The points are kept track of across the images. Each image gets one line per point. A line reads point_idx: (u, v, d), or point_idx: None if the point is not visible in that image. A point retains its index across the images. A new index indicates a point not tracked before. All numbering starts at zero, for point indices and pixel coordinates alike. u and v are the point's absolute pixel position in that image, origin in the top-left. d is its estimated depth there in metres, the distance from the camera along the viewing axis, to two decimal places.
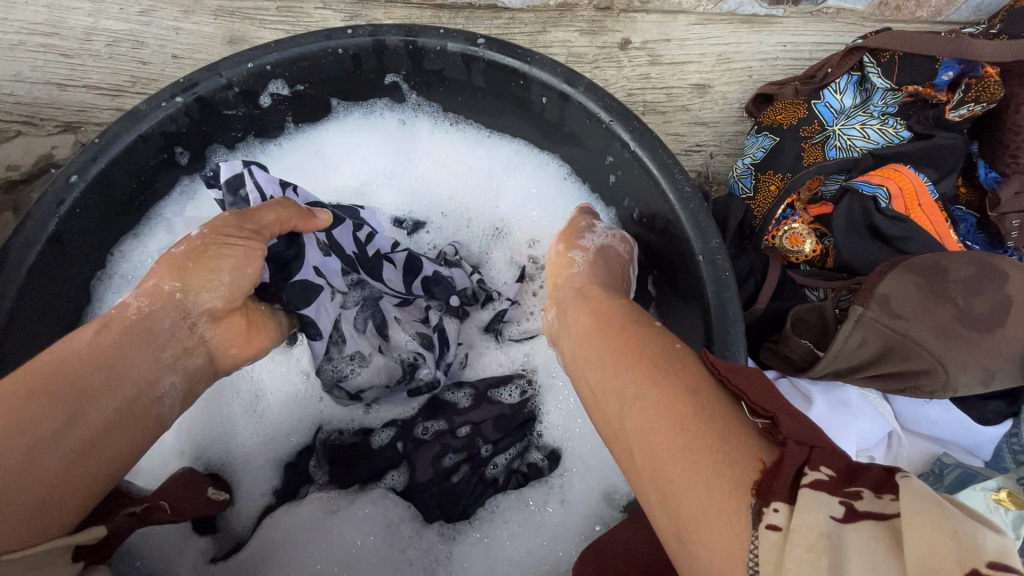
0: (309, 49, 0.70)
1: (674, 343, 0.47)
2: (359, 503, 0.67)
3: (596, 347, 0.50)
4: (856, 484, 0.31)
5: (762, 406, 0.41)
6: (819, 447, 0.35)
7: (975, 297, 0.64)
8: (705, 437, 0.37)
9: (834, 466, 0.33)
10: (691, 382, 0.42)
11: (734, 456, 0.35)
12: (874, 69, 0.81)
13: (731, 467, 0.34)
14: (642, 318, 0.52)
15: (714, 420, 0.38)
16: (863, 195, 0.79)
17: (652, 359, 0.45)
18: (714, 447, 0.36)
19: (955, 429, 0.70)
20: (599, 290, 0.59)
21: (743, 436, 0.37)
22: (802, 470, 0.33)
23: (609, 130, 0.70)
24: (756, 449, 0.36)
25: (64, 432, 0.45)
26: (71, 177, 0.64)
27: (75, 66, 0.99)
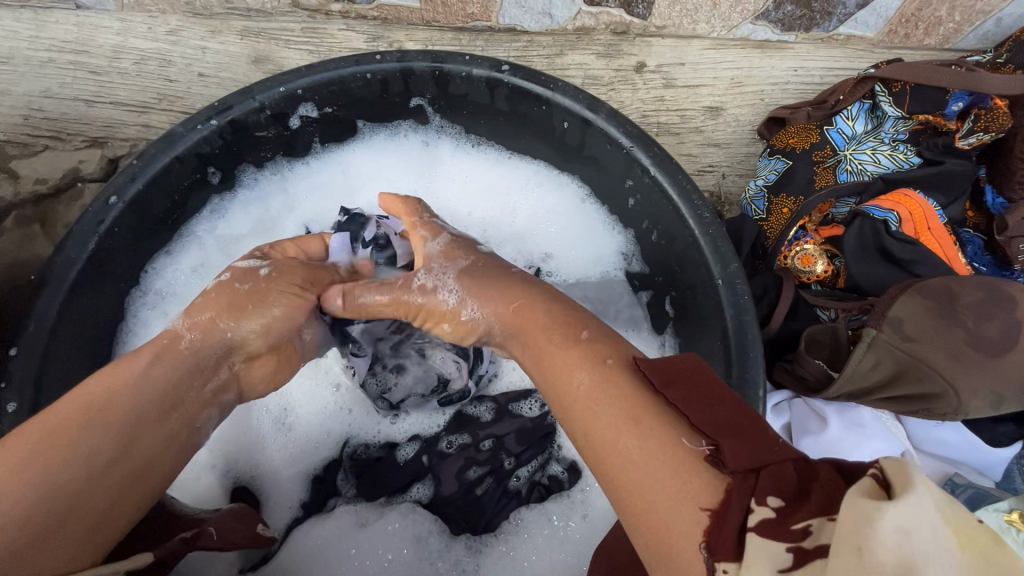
0: (339, 73, 0.72)
1: (606, 361, 0.43)
2: (388, 518, 0.68)
3: (545, 368, 0.46)
4: (800, 518, 0.29)
5: (706, 423, 0.36)
6: (765, 468, 0.32)
7: (985, 321, 0.66)
8: (657, 477, 0.35)
9: (781, 494, 0.31)
10: (633, 409, 0.39)
11: (685, 493, 0.34)
12: (886, 98, 0.85)
13: (684, 509, 0.33)
14: (570, 331, 0.47)
15: (663, 451, 0.36)
16: (873, 219, 0.81)
17: (601, 381, 0.42)
18: (670, 485, 0.35)
19: (967, 450, 0.72)
20: (524, 306, 0.52)
21: (694, 468, 0.35)
22: (749, 510, 0.31)
23: (629, 155, 0.72)
24: (707, 486, 0.34)
25: (114, 465, 0.46)
26: (111, 198, 0.66)
27: (104, 83, 1.01)
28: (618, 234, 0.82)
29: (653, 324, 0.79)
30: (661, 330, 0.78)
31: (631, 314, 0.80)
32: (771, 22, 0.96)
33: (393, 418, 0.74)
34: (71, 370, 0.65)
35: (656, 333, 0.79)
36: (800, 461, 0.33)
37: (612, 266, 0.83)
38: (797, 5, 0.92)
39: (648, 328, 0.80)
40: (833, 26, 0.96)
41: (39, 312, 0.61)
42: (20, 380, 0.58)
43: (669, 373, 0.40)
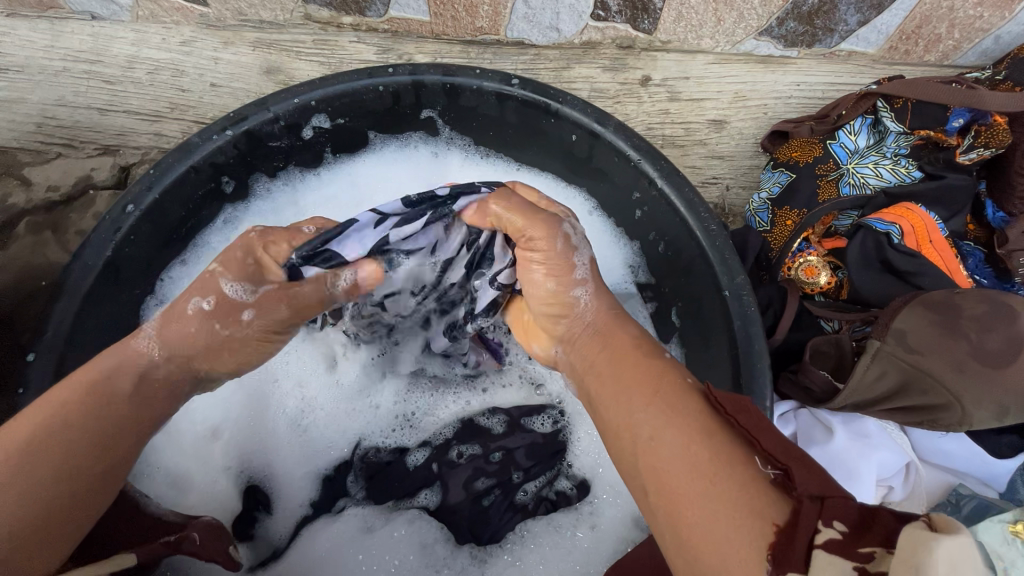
0: (352, 85, 0.74)
1: (682, 378, 0.46)
2: (395, 524, 0.70)
3: (614, 381, 0.48)
4: (869, 544, 0.31)
5: (775, 450, 0.39)
6: (829, 498, 0.34)
7: (988, 333, 0.67)
8: (720, 485, 0.37)
9: (846, 520, 0.33)
10: (703, 423, 0.41)
11: (754, 508, 0.35)
12: (888, 113, 0.87)
13: (748, 524, 0.35)
14: (649, 349, 0.50)
15: (733, 464, 0.38)
16: (876, 231, 0.82)
17: (673, 394, 0.44)
18: (736, 499, 0.36)
19: (970, 461, 0.73)
20: (607, 323, 0.54)
21: (761, 488, 0.36)
22: (816, 530, 0.33)
23: (637, 168, 0.73)
24: (774, 503, 0.36)
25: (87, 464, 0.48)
26: (128, 205, 0.68)
27: (117, 92, 1.02)
28: (626, 245, 0.83)
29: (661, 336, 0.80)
30: (667, 341, 0.79)
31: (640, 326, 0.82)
32: (774, 38, 0.96)
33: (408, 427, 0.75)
34: None
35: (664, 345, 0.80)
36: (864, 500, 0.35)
37: (620, 278, 0.84)
38: (800, 22, 0.93)
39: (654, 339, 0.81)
40: (835, 42, 0.97)
41: (57, 317, 0.63)
42: (36, 386, 0.60)
43: (734, 402, 0.43)
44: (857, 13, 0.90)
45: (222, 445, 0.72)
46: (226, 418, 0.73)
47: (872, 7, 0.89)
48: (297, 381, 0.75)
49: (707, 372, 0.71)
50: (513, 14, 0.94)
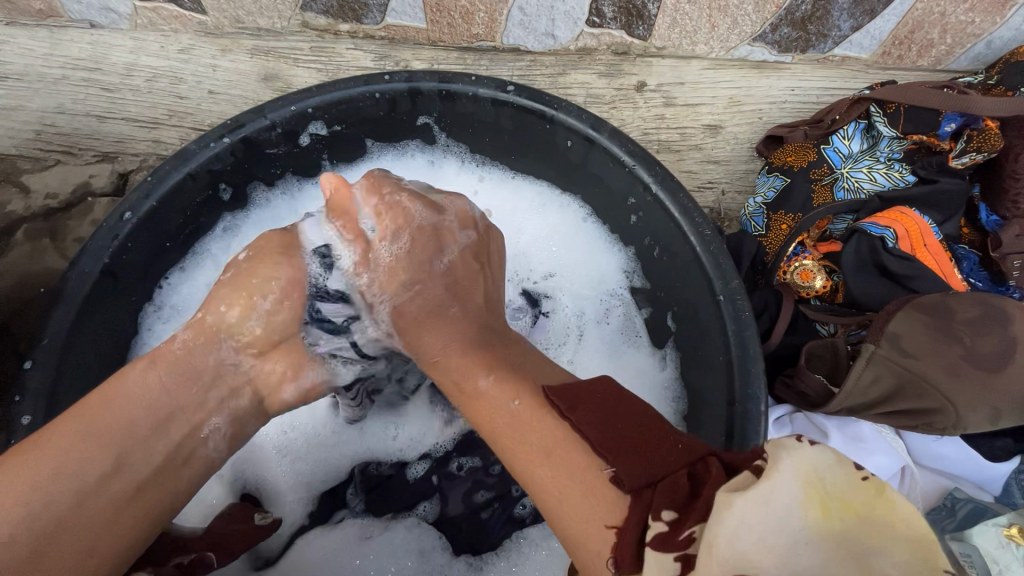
0: (348, 93, 0.74)
1: (513, 401, 0.51)
2: (394, 531, 0.71)
3: (478, 411, 0.54)
4: (688, 527, 0.37)
5: (610, 443, 0.45)
6: (658, 483, 0.41)
7: (982, 337, 0.68)
8: (569, 494, 0.44)
9: (674, 508, 0.39)
10: (547, 439, 0.47)
11: (600, 509, 0.42)
12: (880, 118, 0.87)
13: (597, 531, 0.42)
14: (477, 375, 0.55)
15: (579, 474, 0.44)
16: (871, 235, 0.82)
17: (517, 419, 0.50)
18: (586, 501, 0.43)
19: (966, 465, 0.73)
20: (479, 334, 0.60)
21: (602, 487, 0.43)
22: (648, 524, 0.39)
23: (631, 173, 0.74)
24: (612, 500, 0.42)
25: (106, 479, 0.49)
26: (125, 213, 0.68)
27: (115, 99, 1.02)
28: (621, 251, 0.84)
29: (656, 341, 0.81)
30: (661, 346, 0.80)
31: (635, 333, 0.82)
32: (768, 44, 0.97)
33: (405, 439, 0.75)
34: (85, 381, 0.67)
35: (659, 349, 0.80)
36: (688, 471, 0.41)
37: (614, 284, 0.84)
38: (794, 28, 0.93)
39: (647, 343, 0.81)
40: (829, 47, 0.98)
41: (54, 325, 0.64)
42: (34, 393, 0.61)
43: (570, 398, 0.49)
44: (850, 19, 0.91)
45: None
46: None
47: (865, 12, 0.90)
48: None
49: (702, 377, 0.71)
50: (509, 20, 0.95)
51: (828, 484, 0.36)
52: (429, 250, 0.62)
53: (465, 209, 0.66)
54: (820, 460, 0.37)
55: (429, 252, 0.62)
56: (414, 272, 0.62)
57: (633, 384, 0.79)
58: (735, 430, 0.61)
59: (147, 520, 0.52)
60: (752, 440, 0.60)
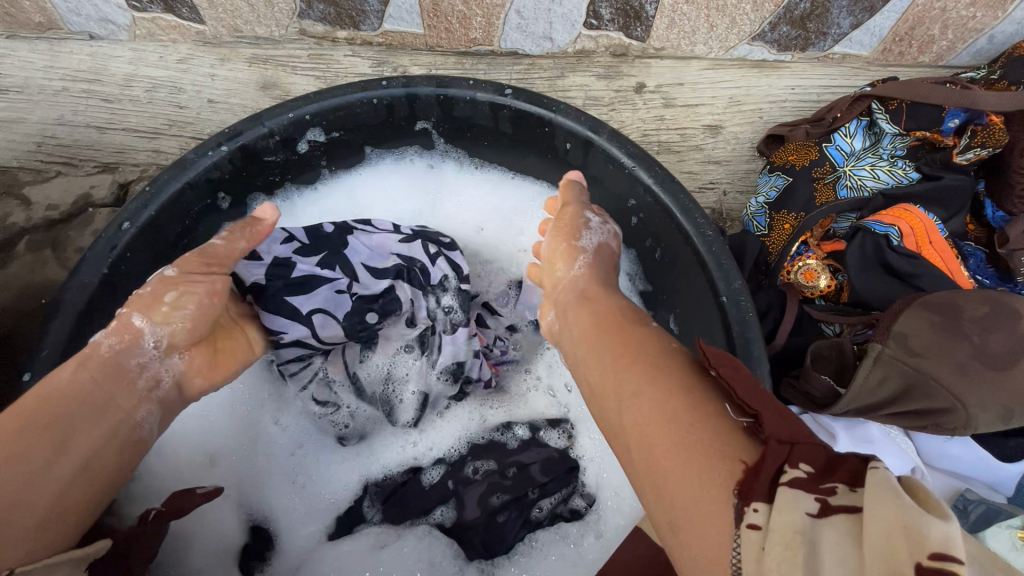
0: (346, 99, 0.74)
1: (664, 351, 0.49)
2: (405, 540, 0.71)
3: (603, 351, 0.52)
4: (832, 480, 0.32)
5: (750, 400, 0.41)
6: (799, 444, 0.35)
7: (990, 335, 0.67)
8: (697, 440, 0.39)
9: (812, 463, 0.34)
10: (684, 388, 0.44)
11: (727, 451, 0.37)
12: (882, 115, 0.87)
13: (720, 467, 0.36)
14: (639, 324, 0.54)
15: (715, 421, 0.40)
16: (875, 233, 0.82)
17: (653, 366, 0.47)
18: (711, 442, 0.38)
19: (977, 466, 0.72)
20: (597, 297, 0.61)
21: (733, 433, 0.39)
22: (782, 469, 0.34)
23: (631, 174, 0.73)
24: (746, 448, 0.37)
25: (54, 461, 0.47)
26: (124, 223, 0.68)
27: (116, 109, 1.02)
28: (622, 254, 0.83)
29: None
30: None
31: None
32: (767, 43, 0.97)
33: (418, 443, 0.78)
34: None
35: None
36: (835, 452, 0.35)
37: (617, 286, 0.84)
38: (793, 26, 0.93)
39: None
40: (828, 45, 0.97)
41: (53, 336, 0.63)
42: None
43: (721, 362, 0.46)
44: (850, 16, 0.90)
45: (220, 471, 0.73)
46: (219, 442, 0.74)
47: (865, 9, 0.89)
48: (273, 416, 0.77)
49: None
50: (506, 24, 0.95)
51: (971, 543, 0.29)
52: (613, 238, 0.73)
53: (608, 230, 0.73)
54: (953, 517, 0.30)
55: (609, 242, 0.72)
56: (599, 241, 0.70)
57: None
58: None
59: (92, 495, 0.50)
60: None
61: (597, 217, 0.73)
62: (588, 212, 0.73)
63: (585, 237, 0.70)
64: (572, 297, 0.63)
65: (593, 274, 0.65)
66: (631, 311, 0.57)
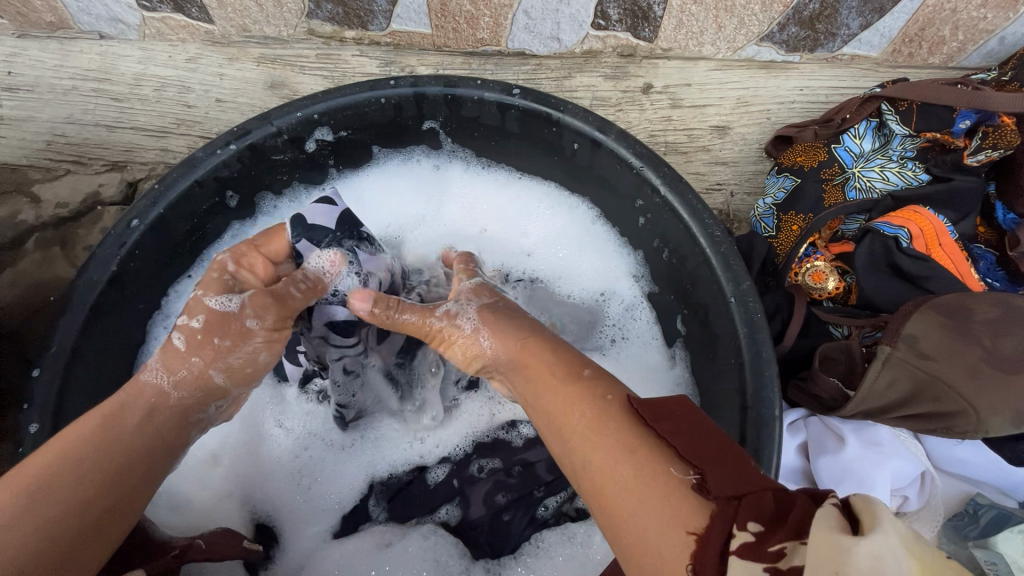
0: (353, 98, 0.74)
1: (606, 397, 0.46)
2: (411, 539, 0.71)
3: (546, 407, 0.49)
4: (779, 539, 0.32)
5: (695, 452, 0.40)
6: (746, 495, 0.35)
7: (1001, 337, 0.66)
8: (647, 503, 0.38)
9: (761, 519, 0.33)
10: (629, 438, 0.42)
11: (677, 514, 0.36)
12: (893, 116, 0.87)
13: (671, 531, 0.36)
14: (573, 369, 0.50)
15: (662, 475, 0.39)
16: (884, 236, 0.81)
17: (596, 420, 0.45)
18: (662, 503, 0.37)
19: (988, 469, 0.72)
20: (526, 348, 0.55)
21: (680, 491, 0.37)
22: (731, 534, 0.34)
23: (639, 175, 0.73)
24: (695, 509, 0.36)
25: (116, 485, 0.48)
26: (133, 220, 0.68)
27: (125, 108, 1.03)
28: (628, 254, 0.83)
29: (665, 339, 0.80)
30: (670, 345, 0.79)
31: (643, 334, 0.81)
32: (775, 44, 0.96)
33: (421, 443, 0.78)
34: (92, 389, 0.67)
35: (668, 349, 0.79)
36: (780, 492, 0.35)
37: (624, 288, 0.83)
38: (802, 27, 0.92)
39: (658, 343, 0.80)
40: (837, 46, 0.97)
41: (62, 332, 0.64)
42: (41, 402, 0.61)
43: (660, 408, 0.44)
44: (859, 17, 0.90)
45: (223, 471, 0.73)
46: (226, 442, 0.75)
47: (874, 10, 0.89)
48: (276, 418, 0.77)
49: (714, 382, 0.70)
50: (513, 24, 0.95)
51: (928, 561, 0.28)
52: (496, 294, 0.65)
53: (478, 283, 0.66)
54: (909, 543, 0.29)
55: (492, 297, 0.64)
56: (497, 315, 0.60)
57: (642, 384, 0.79)
58: (750, 433, 0.60)
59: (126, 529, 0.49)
60: (765, 446, 0.58)
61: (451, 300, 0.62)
62: (438, 307, 0.61)
63: (462, 326, 0.59)
64: (507, 360, 0.56)
65: (506, 338, 0.57)
66: (566, 355, 0.53)
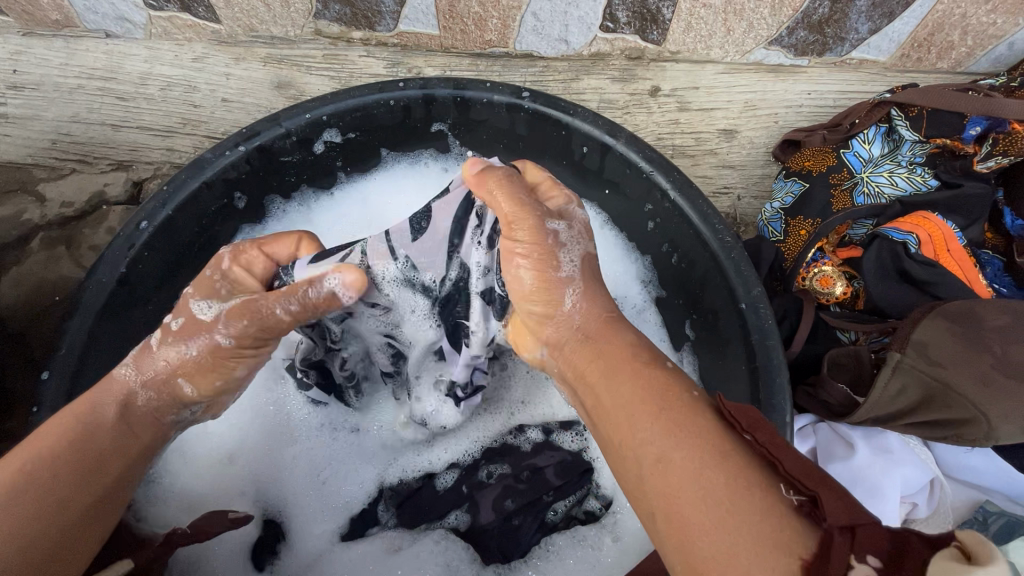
0: (363, 100, 0.74)
1: (687, 389, 0.43)
2: (421, 544, 0.72)
3: (611, 390, 0.45)
4: None
5: (795, 470, 0.36)
6: (862, 526, 0.32)
7: (1012, 345, 0.66)
8: (732, 512, 0.35)
9: (879, 553, 0.30)
10: (713, 444, 0.39)
11: (778, 537, 0.33)
12: (902, 122, 0.87)
13: (771, 555, 0.32)
14: (655, 356, 0.47)
15: (755, 488, 0.36)
16: (892, 241, 0.81)
17: (674, 413, 0.41)
18: (755, 522, 0.34)
19: (999, 476, 0.72)
20: (610, 327, 0.51)
21: (779, 512, 0.34)
22: (847, 566, 0.30)
23: (649, 179, 0.73)
24: (798, 533, 0.33)
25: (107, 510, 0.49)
26: (141, 222, 0.68)
27: (131, 108, 1.02)
28: (636, 259, 0.83)
29: (672, 343, 0.80)
30: (678, 349, 0.79)
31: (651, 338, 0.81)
32: (784, 48, 0.96)
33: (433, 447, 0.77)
34: None
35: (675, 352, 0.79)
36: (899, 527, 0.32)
37: (632, 292, 0.83)
38: (811, 31, 0.92)
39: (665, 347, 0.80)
40: (846, 50, 0.97)
41: (71, 334, 0.64)
42: (50, 404, 0.61)
43: (749, 411, 0.41)
44: (868, 22, 0.90)
45: (238, 470, 0.74)
46: (241, 444, 0.75)
47: (884, 15, 0.88)
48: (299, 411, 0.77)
49: (723, 387, 0.70)
50: (522, 26, 0.95)
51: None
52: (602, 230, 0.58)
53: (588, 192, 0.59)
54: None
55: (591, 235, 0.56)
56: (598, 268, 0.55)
57: None
58: None
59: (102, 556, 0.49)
60: None
61: (563, 223, 0.54)
62: (550, 223, 0.53)
63: (564, 264, 0.53)
64: (583, 325, 0.51)
65: (591, 307, 0.52)
66: (641, 339, 0.50)
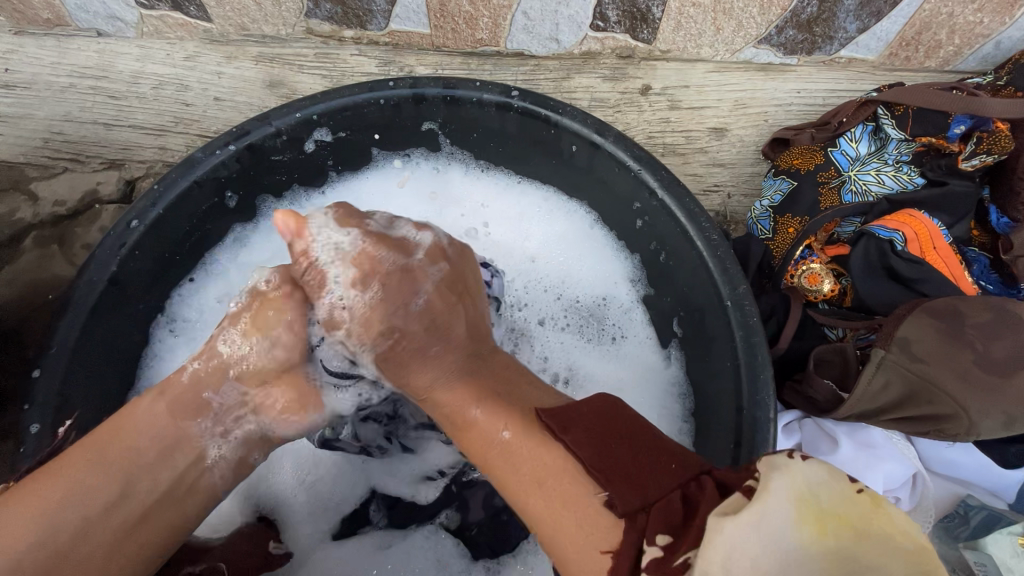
0: (353, 99, 0.74)
1: (504, 428, 0.52)
2: (413, 539, 0.74)
3: (468, 428, 0.55)
4: (681, 553, 0.38)
5: (604, 466, 0.46)
6: (654, 507, 0.42)
7: (994, 341, 0.67)
8: (566, 509, 0.45)
9: (666, 530, 0.40)
10: (542, 461, 0.49)
11: (595, 531, 0.43)
12: (889, 120, 0.88)
13: (592, 550, 0.43)
14: (465, 406, 0.56)
15: (579, 488, 0.46)
16: (878, 238, 0.82)
17: (514, 440, 0.51)
18: (580, 514, 0.44)
19: (980, 474, 0.73)
20: (403, 346, 0.61)
21: (595, 511, 0.44)
22: (642, 547, 0.41)
23: (637, 178, 0.73)
24: (606, 528, 0.43)
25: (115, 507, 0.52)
26: (132, 221, 0.68)
27: (122, 107, 1.02)
28: (625, 258, 0.84)
29: (660, 341, 0.81)
30: (665, 345, 0.80)
31: (637, 335, 0.82)
32: (773, 46, 0.97)
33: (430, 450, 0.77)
34: (90, 391, 0.67)
35: (662, 349, 0.80)
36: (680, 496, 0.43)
37: (621, 290, 0.84)
38: (800, 30, 0.93)
39: (652, 342, 0.81)
40: (835, 49, 0.97)
41: (61, 333, 0.64)
42: (42, 402, 0.61)
43: (564, 419, 0.50)
44: (856, 21, 0.91)
45: None
46: None
47: (872, 14, 0.89)
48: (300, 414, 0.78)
49: (709, 384, 0.71)
50: (513, 25, 0.95)
51: (823, 500, 0.38)
52: (403, 293, 0.62)
53: (434, 242, 0.65)
54: (812, 475, 0.39)
55: (405, 295, 0.62)
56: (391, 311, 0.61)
57: (637, 384, 0.80)
58: (745, 434, 0.61)
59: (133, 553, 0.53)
60: (761, 447, 0.59)
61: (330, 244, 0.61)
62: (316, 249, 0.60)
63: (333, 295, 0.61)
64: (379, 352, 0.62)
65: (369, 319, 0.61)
66: (444, 388, 0.58)
